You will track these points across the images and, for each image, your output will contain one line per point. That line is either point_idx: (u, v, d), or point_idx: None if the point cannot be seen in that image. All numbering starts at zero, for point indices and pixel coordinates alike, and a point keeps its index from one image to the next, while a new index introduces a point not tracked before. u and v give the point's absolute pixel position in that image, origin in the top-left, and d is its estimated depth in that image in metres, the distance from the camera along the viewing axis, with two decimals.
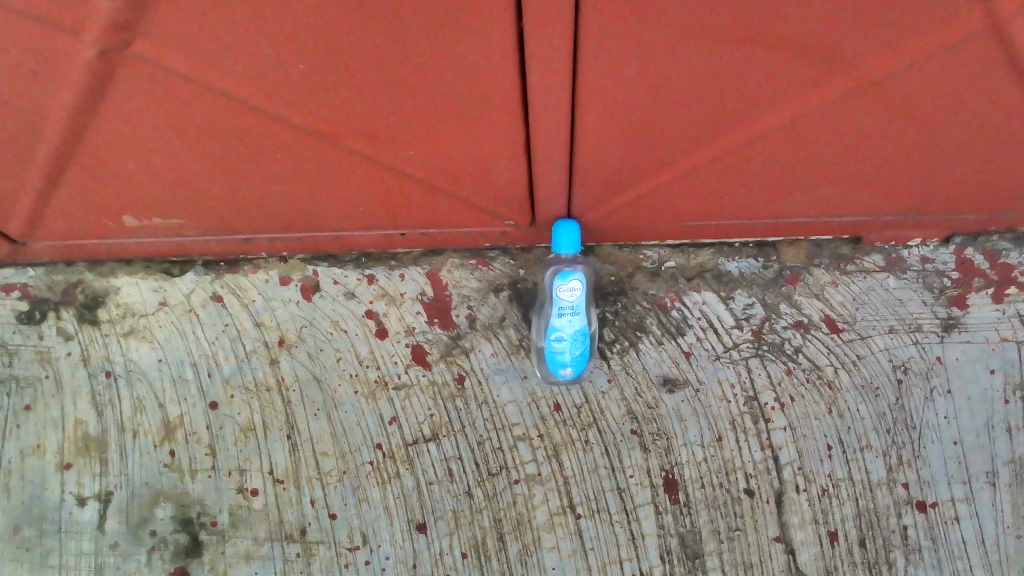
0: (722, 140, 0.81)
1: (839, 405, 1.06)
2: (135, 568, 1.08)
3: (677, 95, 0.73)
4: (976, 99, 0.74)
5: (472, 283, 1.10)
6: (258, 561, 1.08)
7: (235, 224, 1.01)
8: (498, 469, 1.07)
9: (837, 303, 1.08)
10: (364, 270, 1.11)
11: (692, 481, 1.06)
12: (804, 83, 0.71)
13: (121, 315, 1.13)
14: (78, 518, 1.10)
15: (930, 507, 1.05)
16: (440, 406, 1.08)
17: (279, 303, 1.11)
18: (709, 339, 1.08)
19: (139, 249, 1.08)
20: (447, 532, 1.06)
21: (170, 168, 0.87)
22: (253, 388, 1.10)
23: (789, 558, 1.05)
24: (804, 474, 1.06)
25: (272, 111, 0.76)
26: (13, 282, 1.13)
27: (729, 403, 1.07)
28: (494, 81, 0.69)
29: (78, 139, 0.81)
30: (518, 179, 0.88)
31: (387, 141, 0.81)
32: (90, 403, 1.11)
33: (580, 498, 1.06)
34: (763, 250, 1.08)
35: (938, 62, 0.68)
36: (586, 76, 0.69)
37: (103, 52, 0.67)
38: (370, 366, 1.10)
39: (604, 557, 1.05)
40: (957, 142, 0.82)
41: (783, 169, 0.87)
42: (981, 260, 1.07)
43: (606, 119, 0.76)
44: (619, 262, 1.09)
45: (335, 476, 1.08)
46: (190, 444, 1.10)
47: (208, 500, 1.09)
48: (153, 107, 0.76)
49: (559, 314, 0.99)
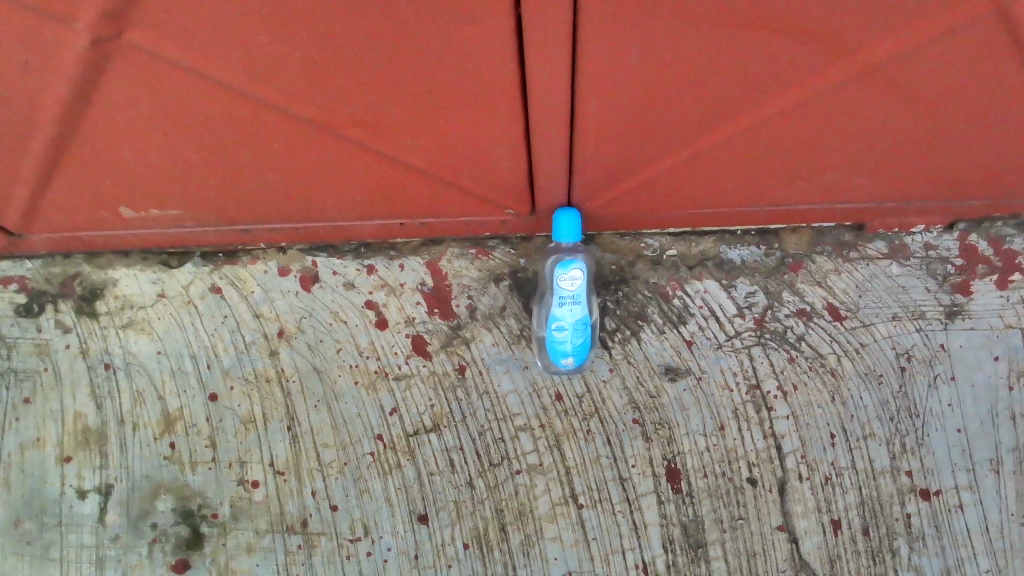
0: (723, 127, 0.80)
1: (842, 393, 1.06)
2: (137, 561, 1.08)
3: (678, 81, 0.72)
4: (981, 83, 0.73)
5: (472, 273, 1.09)
6: (260, 553, 1.08)
7: (233, 214, 1.01)
8: (499, 459, 1.06)
9: (839, 290, 1.07)
10: (363, 261, 1.10)
11: (695, 471, 1.06)
12: (806, 68, 0.70)
13: (119, 307, 1.12)
14: (78, 510, 1.09)
15: (934, 495, 1.05)
16: (441, 397, 1.08)
17: (278, 295, 1.10)
18: (711, 328, 1.07)
19: (137, 241, 1.07)
20: (449, 523, 1.06)
21: (167, 159, 0.87)
22: (252, 380, 1.10)
23: (792, 547, 1.05)
24: (807, 462, 1.05)
25: (268, 100, 0.75)
26: (11, 275, 1.13)
27: (732, 391, 1.06)
28: (491, 69, 0.69)
29: (72, 130, 0.80)
30: (517, 167, 0.87)
31: (384, 130, 0.80)
32: (90, 395, 1.11)
33: (582, 488, 1.06)
34: (765, 238, 1.07)
35: (943, 45, 0.67)
36: (585, 64, 0.68)
37: (95, 42, 0.66)
38: (370, 356, 1.09)
39: (606, 548, 1.05)
40: (962, 126, 0.81)
41: (785, 155, 0.86)
42: (985, 246, 1.06)
43: (606, 107, 0.75)
44: (619, 251, 1.08)
45: (336, 468, 1.08)
46: (190, 436, 1.09)
47: (209, 492, 1.08)
48: (147, 98, 0.75)
49: (560, 303, 0.98)
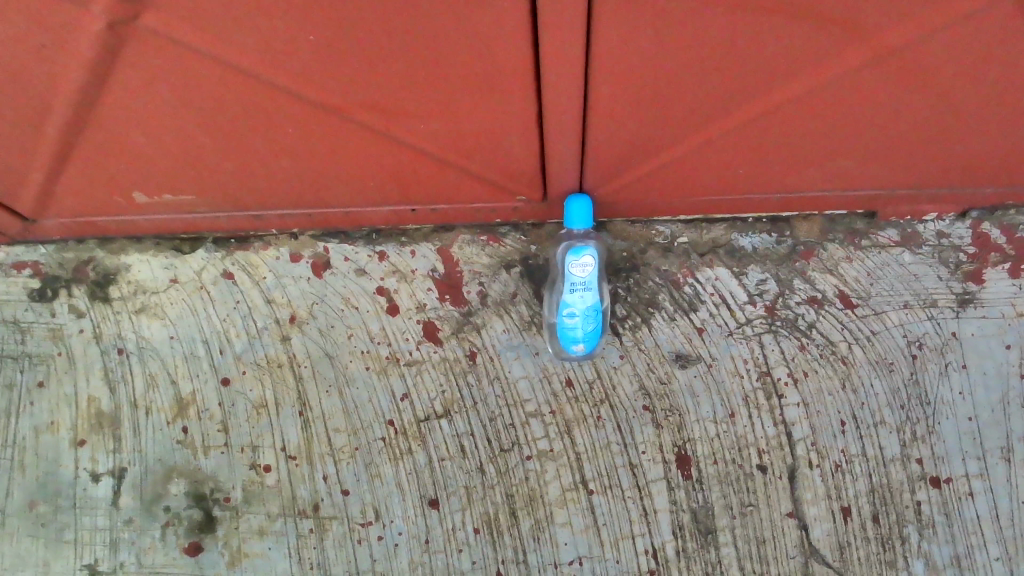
0: (736, 113, 0.79)
1: (853, 380, 1.06)
2: (150, 544, 1.09)
3: (691, 67, 0.71)
4: (997, 69, 0.73)
5: (483, 259, 1.09)
6: (271, 536, 1.08)
7: (245, 199, 1.01)
8: (510, 445, 1.07)
9: (851, 279, 1.07)
10: (375, 247, 1.10)
11: (705, 457, 1.06)
12: (821, 53, 0.69)
13: (132, 292, 1.13)
14: (92, 493, 1.10)
15: (945, 483, 1.05)
16: (452, 383, 1.08)
17: (290, 280, 1.11)
18: (722, 315, 1.07)
19: (150, 226, 1.08)
20: (460, 508, 1.07)
21: (180, 143, 0.87)
22: (264, 365, 1.10)
23: (802, 534, 1.05)
24: (817, 449, 1.05)
25: (281, 84, 0.75)
26: (24, 260, 1.13)
27: (742, 378, 1.06)
28: (505, 54, 0.68)
29: (87, 113, 0.81)
30: (529, 153, 0.87)
31: (397, 115, 0.80)
32: (103, 379, 1.12)
33: (592, 474, 1.06)
34: (777, 225, 1.07)
35: (959, 29, 0.67)
36: (600, 49, 0.68)
37: (110, 25, 0.66)
38: (382, 342, 1.09)
39: (616, 533, 1.06)
40: (976, 112, 0.80)
41: (798, 142, 0.86)
42: (997, 234, 1.05)
43: (620, 92, 0.75)
44: (631, 238, 1.08)
45: (347, 453, 1.08)
46: (203, 420, 1.10)
47: (221, 476, 1.09)
48: (162, 81, 0.75)
49: (571, 290, 0.98)
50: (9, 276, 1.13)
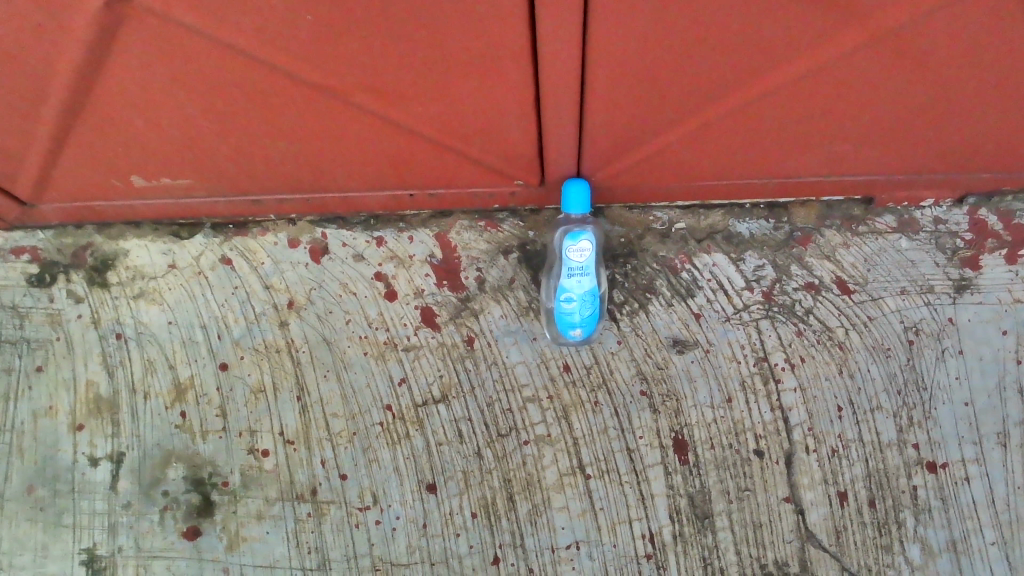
0: (734, 95, 0.79)
1: (850, 366, 1.06)
2: (148, 528, 1.10)
3: (690, 49, 0.71)
4: (996, 53, 0.72)
5: (481, 245, 1.09)
6: (270, 520, 1.09)
7: (243, 183, 1.01)
8: (507, 429, 1.07)
9: (848, 265, 1.07)
10: (372, 233, 1.10)
11: (702, 442, 1.06)
12: (818, 35, 0.69)
13: (130, 278, 1.13)
14: (90, 477, 1.11)
15: (941, 468, 1.05)
16: (449, 367, 1.08)
17: (288, 266, 1.11)
18: (720, 300, 1.07)
19: (148, 211, 1.08)
20: (457, 492, 1.07)
21: (178, 126, 0.87)
22: (262, 350, 1.10)
23: (799, 518, 1.06)
24: (814, 434, 1.06)
25: (278, 66, 0.75)
26: (23, 245, 1.13)
27: (739, 363, 1.06)
28: (503, 34, 0.68)
29: (85, 95, 0.81)
30: (528, 137, 0.87)
31: (395, 98, 0.80)
32: (102, 364, 1.12)
33: (589, 459, 1.06)
34: (774, 212, 1.07)
35: (960, 11, 0.66)
36: (599, 31, 0.67)
37: (108, 4, 0.66)
38: (379, 328, 1.09)
39: (613, 518, 1.06)
40: (973, 98, 0.80)
41: (795, 126, 0.86)
42: (994, 221, 1.05)
43: (618, 74, 0.75)
44: (628, 224, 1.08)
45: (345, 437, 1.08)
46: (201, 405, 1.10)
47: (219, 460, 1.10)
48: (160, 63, 0.75)
49: (568, 275, 0.98)
50: (8, 262, 1.13)
